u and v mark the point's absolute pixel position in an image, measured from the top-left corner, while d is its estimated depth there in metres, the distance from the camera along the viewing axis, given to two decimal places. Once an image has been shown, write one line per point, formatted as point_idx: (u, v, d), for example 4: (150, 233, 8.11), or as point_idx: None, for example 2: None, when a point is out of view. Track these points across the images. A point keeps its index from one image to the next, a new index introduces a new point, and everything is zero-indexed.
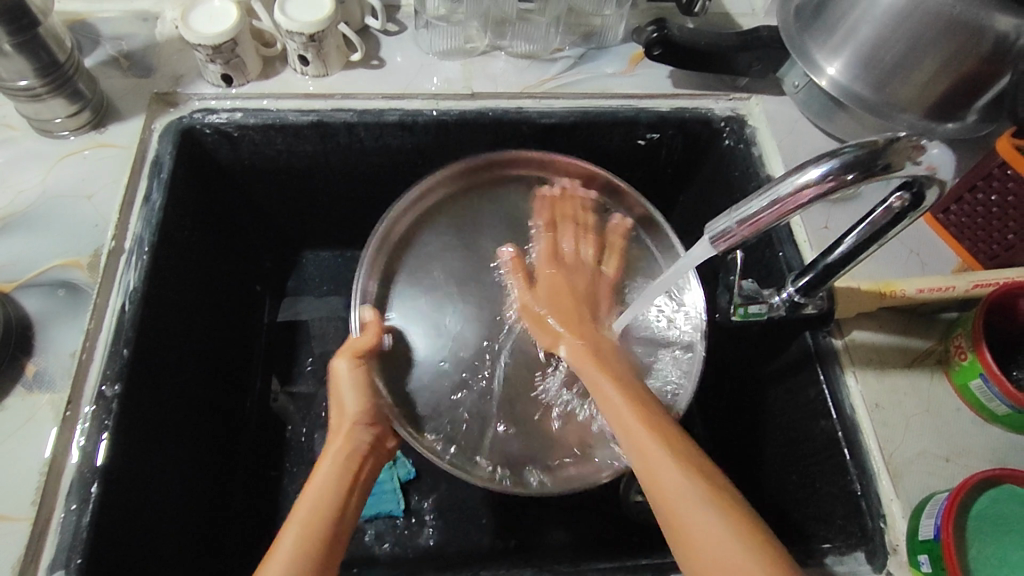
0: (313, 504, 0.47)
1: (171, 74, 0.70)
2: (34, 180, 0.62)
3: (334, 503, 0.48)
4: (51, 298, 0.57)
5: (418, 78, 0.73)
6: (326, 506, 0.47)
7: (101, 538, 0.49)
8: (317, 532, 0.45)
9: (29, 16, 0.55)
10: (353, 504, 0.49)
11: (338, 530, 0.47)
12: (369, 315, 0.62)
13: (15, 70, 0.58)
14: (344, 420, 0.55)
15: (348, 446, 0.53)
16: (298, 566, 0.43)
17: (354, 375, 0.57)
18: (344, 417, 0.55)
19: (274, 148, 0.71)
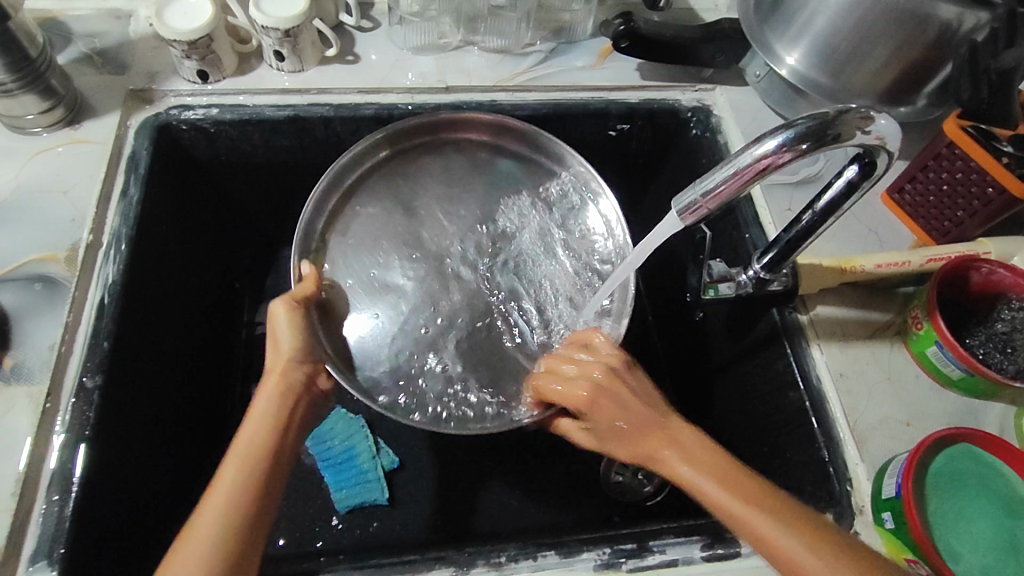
0: (239, 461, 0.46)
1: (146, 71, 0.70)
2: (7, 177, 0.62)
3: (260, 460, 0.46)
4: (28, 291, 0.56)
5: (393, 73, 0.75)
6: (252, 464, 0.46)
7: (83, 529, 0.49)
8: (254, 475, 0.45)
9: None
10: (287, 446, 0.49)
11: (275, 471, 0.47)
12: (307, 269, 0.60)
13: None
14: (278, 357, 0.53)
15: (277, 390, 0.51)
16: (223, 518, 0.43)
17: (297, 319, 0.54)
18: (278, 354, 0.53)
19: (251, 143, 0.72)
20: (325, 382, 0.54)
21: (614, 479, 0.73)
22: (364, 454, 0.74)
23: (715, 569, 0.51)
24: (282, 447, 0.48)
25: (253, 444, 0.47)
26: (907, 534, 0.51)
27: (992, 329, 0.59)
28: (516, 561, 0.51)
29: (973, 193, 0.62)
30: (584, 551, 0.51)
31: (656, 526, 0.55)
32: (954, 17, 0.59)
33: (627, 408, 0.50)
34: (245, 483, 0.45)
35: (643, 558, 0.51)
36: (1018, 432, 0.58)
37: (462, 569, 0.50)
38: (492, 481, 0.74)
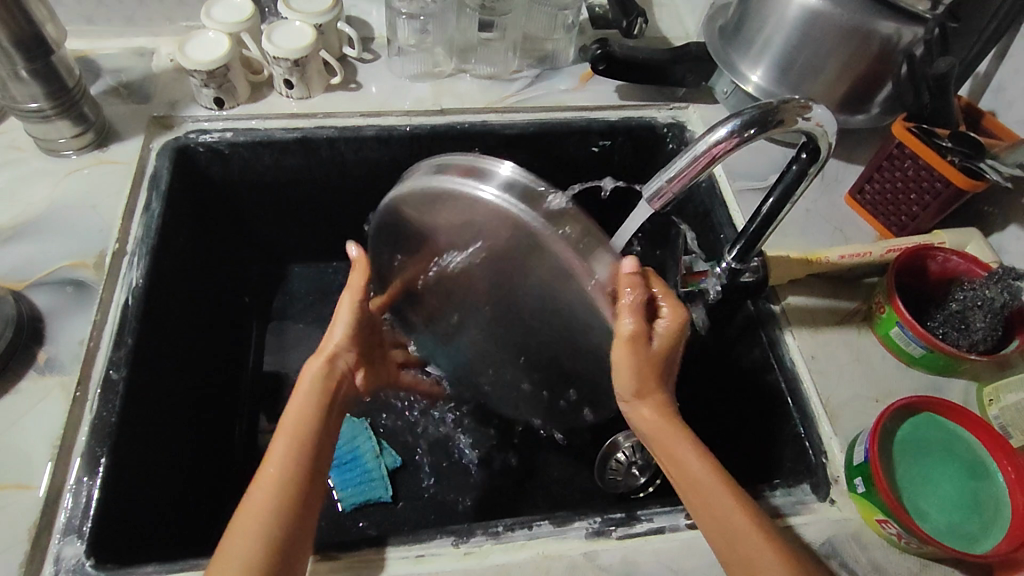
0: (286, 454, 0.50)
1: (167, 100, 0.77)
2: (42, 195, 0.68)
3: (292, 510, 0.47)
4: (60, 293, 0.61)
5: (392, 98, 0.82)
6: (300, 465, 0.49)
7: (109, 508, 0.52)
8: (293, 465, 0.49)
9: (44, 45, 0.62)
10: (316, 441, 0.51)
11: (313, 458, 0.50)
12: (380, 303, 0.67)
13: (28, 94, 0.64)
14: (327, 344, 0.56)
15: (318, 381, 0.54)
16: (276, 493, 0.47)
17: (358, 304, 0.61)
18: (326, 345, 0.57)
19: (262, 163, 0.78)
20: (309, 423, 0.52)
21: (608, 470, 0.76)
22: (367, 454, 0.77)
23: (699, 535, 0.54)
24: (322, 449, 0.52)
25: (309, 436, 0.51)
26: (876, 496, 0.54)
27: (949, 310, 0.62)
28: (513, 530, 0.53)
29: (924, 188, 0.68)
30: (576, 520, 0.54)
31: (644, 500, 0.58)
32: (893, 32, 0.66)
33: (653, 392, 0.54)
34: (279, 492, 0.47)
35: (632, 525, 0.54)
36: (979, 404, 0.62)
37: (463, 537, 0.53)
38: (490, 478, 0.77)
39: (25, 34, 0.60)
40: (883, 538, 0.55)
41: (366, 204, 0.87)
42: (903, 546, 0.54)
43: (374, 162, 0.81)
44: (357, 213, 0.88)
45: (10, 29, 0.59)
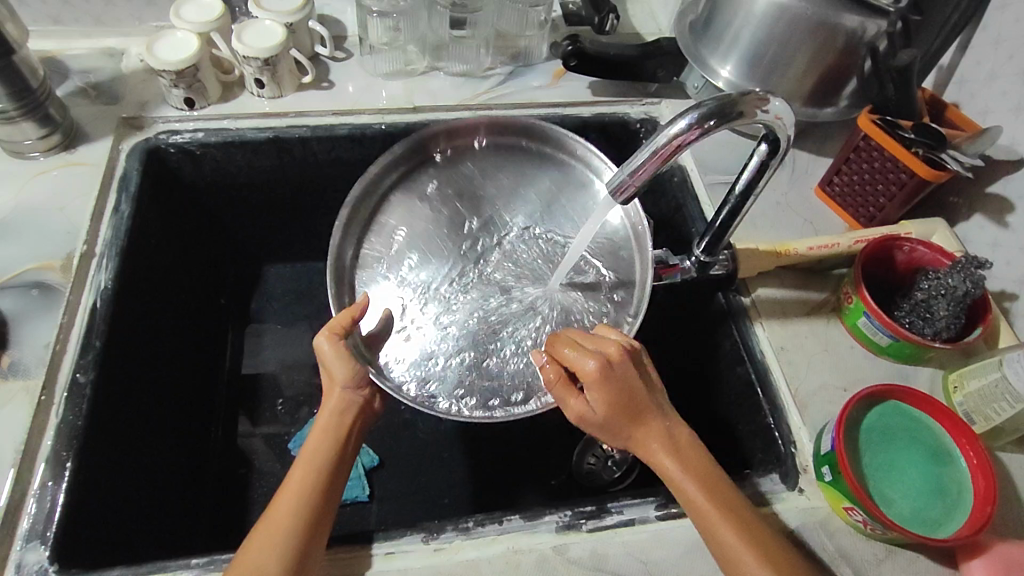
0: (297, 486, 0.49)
1: (137, 101, 0.76)
2: (8, 197, 0.67)
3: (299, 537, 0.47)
4: (26, 297, 0.61)
5: (365, 97, 0.82)
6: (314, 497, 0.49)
7: (76, 511, 0.51)
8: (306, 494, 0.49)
9: (6, 46, 0.61)
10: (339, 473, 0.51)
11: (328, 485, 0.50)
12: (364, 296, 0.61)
13: None
14: (332, 386, 0.55)
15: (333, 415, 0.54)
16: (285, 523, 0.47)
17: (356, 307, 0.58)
18: (333, 383, 0.55)
19: (234, 163, 0.78)
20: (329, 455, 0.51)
21: (585, 464, 0.76)
22: None
23: (668, 526, 0.55)
24: (334, 485, 0.51)
25: (321, 473, 0.50)
26: (842, 484, 0.54)
27: (914, 299, 0.63)
28: (483, 525, 0.54)
29: (890, 179, 0.68)
30: (546, 514, 0.55)
31: (615, 492, 0.58)
32: (858, 25, 0.67)
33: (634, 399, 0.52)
34: (292, 526, 0.47)
35: (602, 518, 0.55)
36: (945, 392, 0.63)
37: (433, 533, 0.53)
38: (469, 475, 0.78)
39: None
40: (849, 525, 0.56)
41: (342, 204, 0.87)
42: (868, 532, 0.54)
43: (348, 160, 0.81)
44: (333, 212, 0.87)
45: None
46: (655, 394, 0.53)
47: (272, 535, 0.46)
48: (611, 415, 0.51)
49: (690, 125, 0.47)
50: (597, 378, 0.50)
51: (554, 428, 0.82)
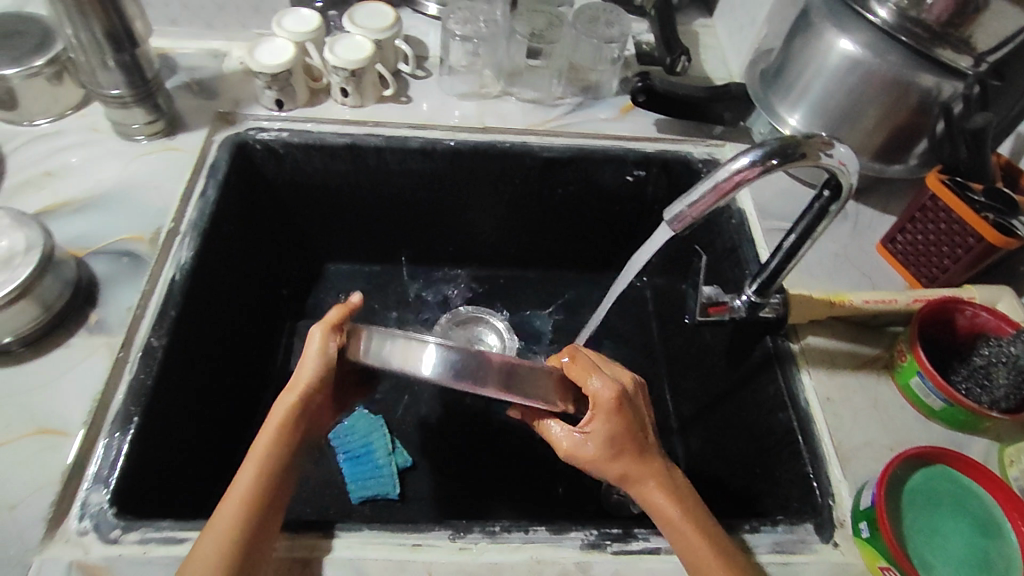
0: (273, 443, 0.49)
1: (233, 99, 0.83)
2: (112, 172, 0.74)
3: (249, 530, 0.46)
4: (117, 262, 0.66)
5: (439, 114, 0.86)
6: (261, 496, 0.47)
7: (137, 464, 0.55)
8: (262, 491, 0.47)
9: (130, 40, 0.69)
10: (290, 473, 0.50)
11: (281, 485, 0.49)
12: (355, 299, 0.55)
13: (111, 82, 0.71)
14: (298, 383, 0.51)
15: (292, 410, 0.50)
16: (242, 515, 0.46)
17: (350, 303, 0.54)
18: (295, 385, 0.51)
19: (312, 165, 0.83)
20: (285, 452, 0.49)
21: (613, 495, 0.76)
22: (380, 449, 0.77)
23: None
24: (284, 483, 0.49)
25: (274, 464, 0.48)
26: (881, 541, 0.53)
27: (972, 365, 0.62)
28: (509, 531, 0.54)
29: (956, 242, 0.67)
30: (572, 529, 0.55)
31: (643, 521, 0.58)
32: (933, 86, 0.67)
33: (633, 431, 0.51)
34: (266, 479, 0.48)
35: (627, 542, 0.54)
36: (1000, 464, 0.61)
37: (459, 532, 0.53)
38: (495, 489, 0.78)
39: (116, 30, 0.67)
40: None
41: (404, 211, 0.90)
42: None
43: (416, 171, 0.85)
44: (396, 218, 0.91)
45: (106, 25, 0.66)
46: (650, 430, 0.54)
47: (251, 487, 0.47)
48: (609, 451, 0.51)
49: (752, 164, 0.48)
50: (609, 406, 0.50)
51: None
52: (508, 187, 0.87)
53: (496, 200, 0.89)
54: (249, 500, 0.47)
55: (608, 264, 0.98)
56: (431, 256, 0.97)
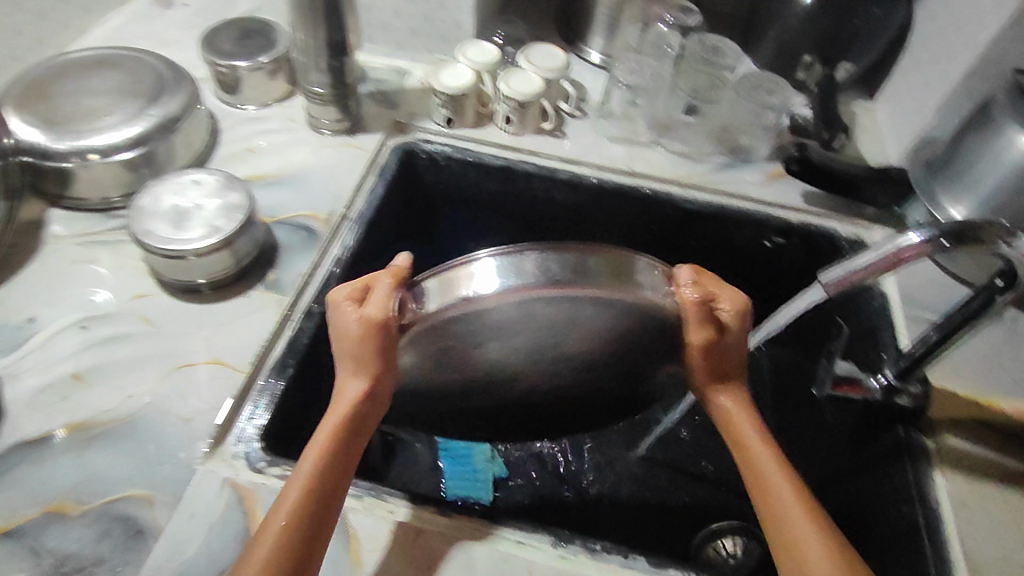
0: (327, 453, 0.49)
1: (409, 111, 0.93)
2: (301, 157, 0.84)
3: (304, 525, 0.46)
4: (296, 234, 0.75)
5: (590, 152, 0.91)
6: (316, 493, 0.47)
7: (287, 409, 0.60)
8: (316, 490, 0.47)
9: (343, 48, 0.79)
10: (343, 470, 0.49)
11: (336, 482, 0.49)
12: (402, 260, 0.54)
13: (318, 81, 0.82)
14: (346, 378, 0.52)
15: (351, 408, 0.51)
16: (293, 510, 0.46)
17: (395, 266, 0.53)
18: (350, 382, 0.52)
19: (466, 180, 0.90)
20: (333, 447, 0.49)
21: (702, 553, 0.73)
22: (480, 456, 0.81)
23: None
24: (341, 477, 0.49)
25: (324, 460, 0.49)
26: None
27: None
28: (609, 553, 0.54)
29: None
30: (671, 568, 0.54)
31: None
32: None
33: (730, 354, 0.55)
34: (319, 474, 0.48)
35: None
36: None
37: (561, 542, 0.54)
38: (582, 520, 0.78)
39: (336, 39, 0.78)
40: None
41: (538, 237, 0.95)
42: None
43: (559, 202, 0.90)
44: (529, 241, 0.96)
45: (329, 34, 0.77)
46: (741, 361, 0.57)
47: (291, 519, 0.46)
48: (714, 367, 0.54)
49: (916, 242, 0.49)
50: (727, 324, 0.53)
51: (678, 507, 0.80)
52: (643, 231, 0.90)
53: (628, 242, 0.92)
54: (293, 532, 0.45)
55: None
56: None
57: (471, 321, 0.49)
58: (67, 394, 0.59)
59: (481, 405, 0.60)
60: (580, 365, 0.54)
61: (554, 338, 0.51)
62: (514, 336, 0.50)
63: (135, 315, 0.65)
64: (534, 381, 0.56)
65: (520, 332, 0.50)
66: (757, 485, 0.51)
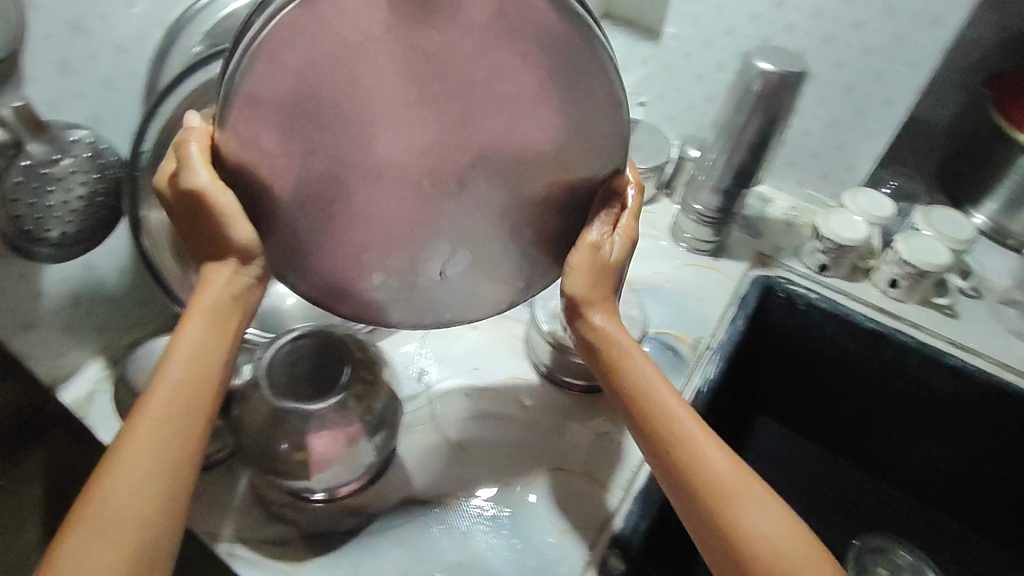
0: (204, 342, 0.45)
1: (774, 244, 0.90)
2: (665, 270, 0.88)
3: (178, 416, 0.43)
4: (663, 353, 0.77)
5: (989, 343, 0.80)
6: (194, 388, 0.44)
7: (638, 539, 0.61)
8: (198, 381, 0.44)
9: (748, 183, 0.81)
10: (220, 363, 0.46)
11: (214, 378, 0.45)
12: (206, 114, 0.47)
13: (705, 201, 0.85)
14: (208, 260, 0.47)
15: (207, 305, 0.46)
16: (167, 399, 0.43)
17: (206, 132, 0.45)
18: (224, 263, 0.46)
19: (824, 332, 0.85)
20: (194, 333, 0.45)
21: None
22: None
23: None
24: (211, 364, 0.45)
25: (202, 357, 0.45)
26: None
27: None
28: None
29: None
30: None
31: None
32: None
33: (599, 281, 0.52)
34: (194, 358, 0.45)
35: None
36: None
37: None
38: None
39: (746, 174, 0.80)
40: None
41: (886, 412, 0.86)
42: None
43: (933, 385, 0.80)
44: (871, 414, 0.88)
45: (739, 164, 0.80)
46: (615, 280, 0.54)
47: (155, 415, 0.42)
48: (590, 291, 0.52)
49: None
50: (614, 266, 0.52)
51: None
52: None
53: (1000, 459, 0.80)
54: (157, 424, 0.42)
55: (989, 521, 0.85)
56: (881, 464, 0.91)
57: (270, 52, 0.38)
58: (456, 461, 0.67)
59: (342, 248, 0.48)
60: (456, 184, 0.46)
61: (390, 112, 0.42)
62: (332, 95, 0.40)
63: (512, 397, 0.73)
64: (419, 233, 0.48)
65: (368, 84, 0.40)
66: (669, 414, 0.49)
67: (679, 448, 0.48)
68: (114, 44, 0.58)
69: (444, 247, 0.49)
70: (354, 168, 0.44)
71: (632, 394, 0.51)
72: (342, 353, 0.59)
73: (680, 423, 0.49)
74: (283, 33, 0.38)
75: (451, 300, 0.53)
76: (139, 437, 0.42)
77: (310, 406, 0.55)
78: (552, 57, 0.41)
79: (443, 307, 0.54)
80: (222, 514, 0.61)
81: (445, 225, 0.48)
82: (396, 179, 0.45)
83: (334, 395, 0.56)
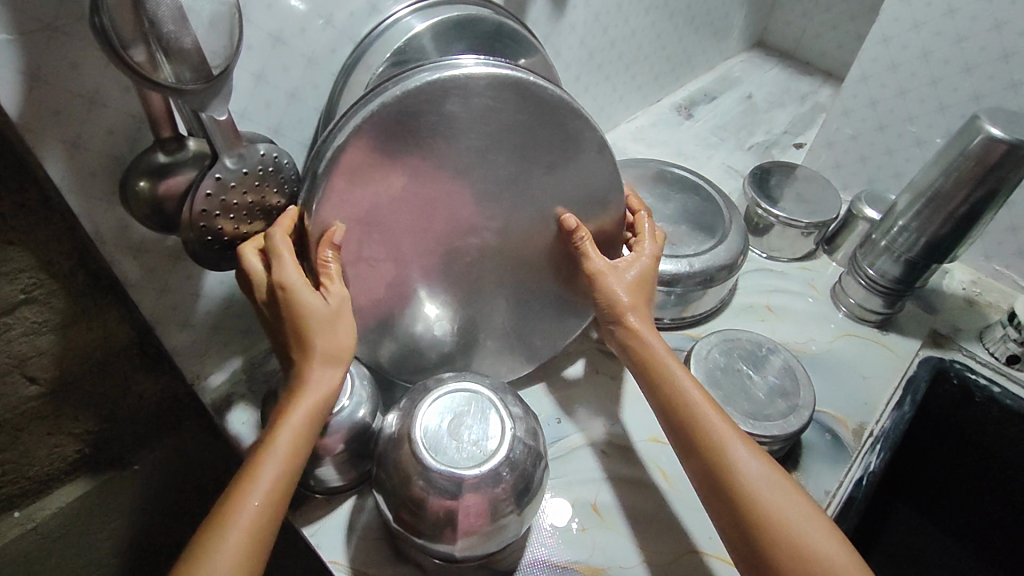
0: (302, 421, 0.50)
1: (952, 323, 0.81)
2: (824, 337, 0.79)
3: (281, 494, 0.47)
4: (821, 436, 0.69)
5: None
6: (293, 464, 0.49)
7: None
8: (296, 456, 0.49)
9: (941, 255, 0.72)
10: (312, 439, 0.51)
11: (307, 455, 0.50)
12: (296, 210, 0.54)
13: (881, 268, 0.76)
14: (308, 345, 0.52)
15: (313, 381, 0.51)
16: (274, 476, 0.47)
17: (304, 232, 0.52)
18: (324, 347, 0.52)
19: (1003, 431, 0.75)
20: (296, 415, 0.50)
21: None
22: None
23: None
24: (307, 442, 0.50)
25: (300, 439, 0.50)
26: None
27: None
28: None
29: None
30: None
31: None
32: None
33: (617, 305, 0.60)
34: (297, 442, 0.49)
35: None
36: None
37: None
38: None
39: (942, 247, 0.71)
40: None
41: None
42: None
43: None
44: None
45: (935, 237, 0.70)
46: (642, 293, 0.62)
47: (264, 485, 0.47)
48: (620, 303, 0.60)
49: None
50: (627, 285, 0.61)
51: None
52: None
53: None
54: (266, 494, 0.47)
55: None
56: None
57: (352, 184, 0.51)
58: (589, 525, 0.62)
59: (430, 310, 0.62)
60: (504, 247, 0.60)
61: (445, 190, 0.55)
62: (399, 194, 0.53)
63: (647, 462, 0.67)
64: (470, 285, 0.62)
65: (431, 172, 0.53)
66: (686, 413, 0.54)
67: (710, 445, 0.52)
68: (306, 56, 0.57)
69: (493, 296, 0.64)
70: (406, 233, 0.56)
71: (659, 400, 0.57)
72: (499, 416, 0.54)
73: (713, 427, 0.53)
74: (367, 165, 0.50)
75: (500, 349, 0.68)
76: (247, 516, 0.45)
77: (461, 470, 0.50)
78: (558, 127, 0.54)
79: (498, 354, 0.68)
80: (347, 548, 0.59)
81: (492, 275, 0.62)
82: (453, 247, 0.59)
83: (487, 461, 0.51)
